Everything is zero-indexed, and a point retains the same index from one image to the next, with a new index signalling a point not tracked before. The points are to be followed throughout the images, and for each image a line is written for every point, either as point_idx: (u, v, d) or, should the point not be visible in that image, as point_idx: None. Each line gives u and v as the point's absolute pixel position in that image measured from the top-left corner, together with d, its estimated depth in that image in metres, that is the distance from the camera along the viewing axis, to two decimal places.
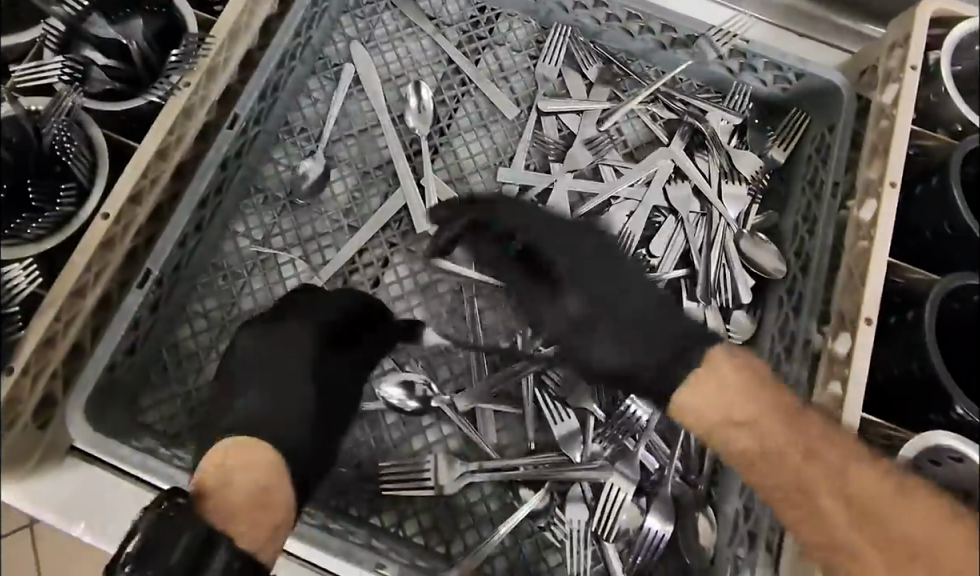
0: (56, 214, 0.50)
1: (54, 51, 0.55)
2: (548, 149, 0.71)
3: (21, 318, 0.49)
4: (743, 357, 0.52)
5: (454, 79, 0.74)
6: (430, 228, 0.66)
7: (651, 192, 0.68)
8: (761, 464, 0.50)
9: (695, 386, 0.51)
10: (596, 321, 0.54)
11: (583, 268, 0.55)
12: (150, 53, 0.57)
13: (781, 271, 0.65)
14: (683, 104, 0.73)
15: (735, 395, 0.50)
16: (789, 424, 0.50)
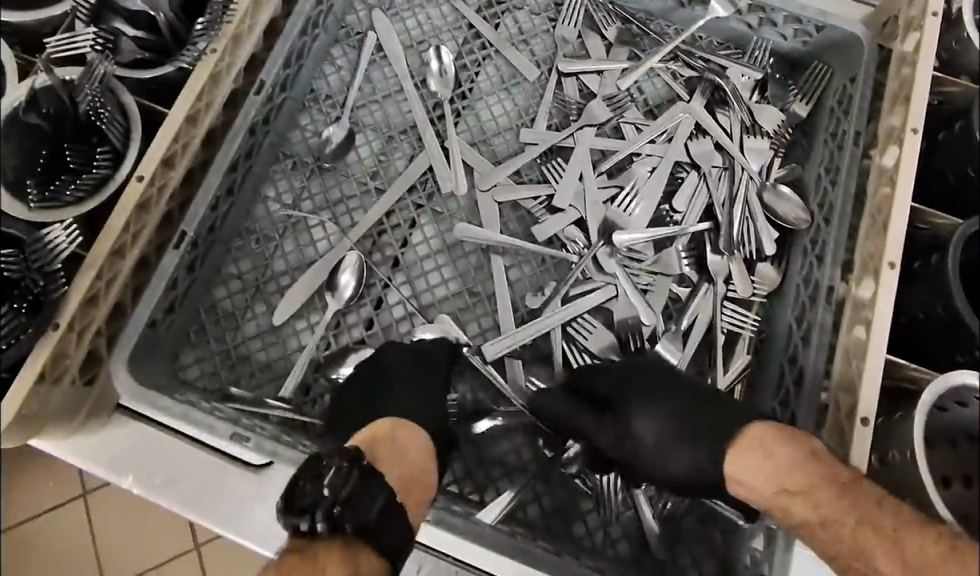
0: (93, 176, 0.52)
1: (85, 21, 0.56)
2: (570, 109, 0.72)
3: (65, 277, 0.51)
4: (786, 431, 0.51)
5: (475, 43, 0.75)
6: (456, 187, 0.67)
7: (673, 148, 0.69)
8: (826, 532, 0.47)
9: (736, 464, 0.52)
10: (653, 428, 0.56)
11: (631, 386, 0.57)
12: (177, 23, 0.58)
13: (805, 221, 0.65)
14: (704, 61, 0.73)
15: (782, 465, 0.50)
16: (839, 491, 0.47)
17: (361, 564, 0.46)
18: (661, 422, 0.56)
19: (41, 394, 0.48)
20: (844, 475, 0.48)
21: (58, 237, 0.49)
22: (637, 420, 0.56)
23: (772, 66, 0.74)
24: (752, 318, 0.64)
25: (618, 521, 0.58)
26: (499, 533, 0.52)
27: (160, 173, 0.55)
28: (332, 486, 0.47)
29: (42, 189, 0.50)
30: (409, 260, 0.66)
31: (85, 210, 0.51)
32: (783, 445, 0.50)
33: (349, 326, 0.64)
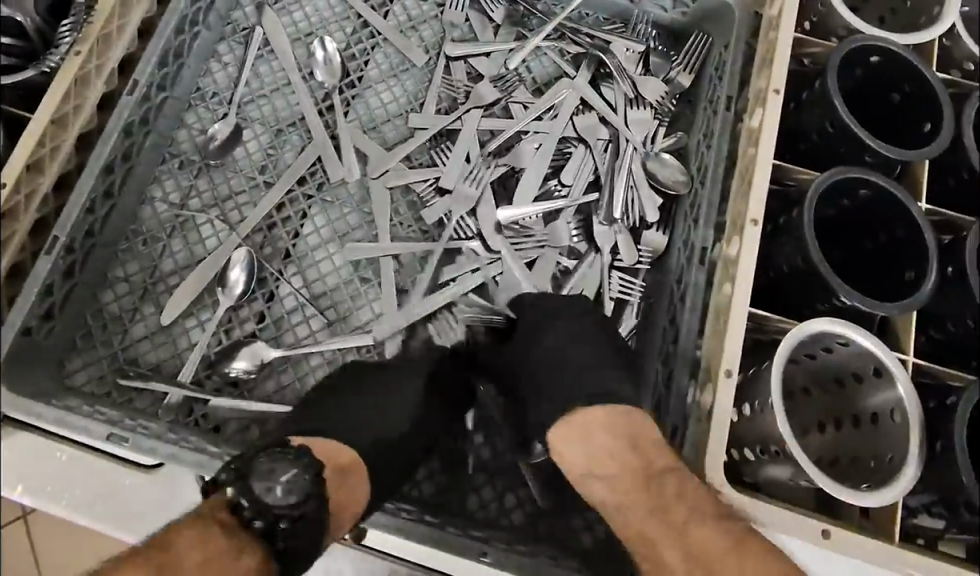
0: None
1: None
2: (457, 92, 0.72)
3: None
4: (592, 417, 0.55)
5: (363, 33, 0.75)
6: (349, 175, 0.67)
7: (559, 123, 0.70)
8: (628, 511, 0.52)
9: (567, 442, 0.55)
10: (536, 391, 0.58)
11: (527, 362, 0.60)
12: (44, 27, 0.58)
13: (684, 186, 0.67)
14: (589, 37, 0.74)
15: (585, 469, 0.54)
16: (645, 487, 0.51)
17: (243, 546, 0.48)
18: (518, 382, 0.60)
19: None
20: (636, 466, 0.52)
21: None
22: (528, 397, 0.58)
23: (657, 38, 0.75)
24: (638, 286, 0.66)
25: (513, 491, 0.60)
26: (381, 511, 0.53)
27: (25, 179, 0.55)
28: (287, 487, 0.49)
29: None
30: (301, 251, 0.66)
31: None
32: (597, 433, 0.54)
33: (241, 321, 0.64)
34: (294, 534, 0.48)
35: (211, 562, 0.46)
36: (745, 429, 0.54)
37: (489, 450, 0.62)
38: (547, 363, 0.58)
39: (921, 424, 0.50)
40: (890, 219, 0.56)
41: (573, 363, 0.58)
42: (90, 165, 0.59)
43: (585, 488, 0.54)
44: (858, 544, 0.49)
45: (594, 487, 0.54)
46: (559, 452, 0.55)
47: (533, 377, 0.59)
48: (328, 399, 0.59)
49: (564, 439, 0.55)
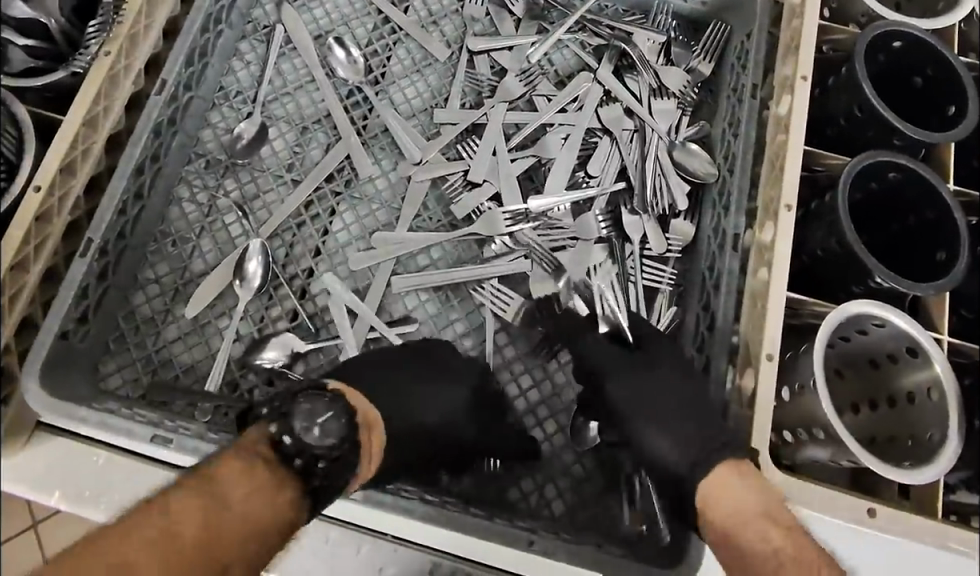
0: None
1: None
2: (482, 86, 0.73)
3: None
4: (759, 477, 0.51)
5: (385, 29, 0.75)
6: (415, 156, 0.68)
7: (585, 115, 0.71)
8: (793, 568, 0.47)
9: (726, 483, 0.51)
10: (669, 441, 0.55)
11: (638, 392, 0.58)
12: (70, 28, 0.58)
13: (713, 174, 0.68)
14: (609, 28, 0.75)
15: (759, 516, 0.49)
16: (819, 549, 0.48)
17: (281, 480, 0.49)
18: (641, 414, 0.57)
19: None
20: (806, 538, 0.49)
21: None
22: (647, 438, 0.56)
23: (676, 28, 0.76)
24: (669, 273, 0.66)
25: (552, 481, 0.60)
26: (428, 500, 0.53)
27: (60, 180, 0.54)
28: (324, 430, 0.49)
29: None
30: (331, 249, 0.67)
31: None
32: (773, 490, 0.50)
33: (273, 319, 0.64)
34: (329, 474, 0.49)
35: (255, 492, 0.48)
36: (783, 413, 0.55)
37: None
38: (639, 401, 0.58)
39: (959, 399, 0.51)
40: (919, 202, 0.57)
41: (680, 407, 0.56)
42: (122, 164, 0.59)
43: (744, 533, 0.49)
44: (897, 516, 0.51)
45: (745, 533, 0.49)
46: (716, 495, 0.50)
47: (648, 412, 0.57)
48: (362, 362, 0.58)
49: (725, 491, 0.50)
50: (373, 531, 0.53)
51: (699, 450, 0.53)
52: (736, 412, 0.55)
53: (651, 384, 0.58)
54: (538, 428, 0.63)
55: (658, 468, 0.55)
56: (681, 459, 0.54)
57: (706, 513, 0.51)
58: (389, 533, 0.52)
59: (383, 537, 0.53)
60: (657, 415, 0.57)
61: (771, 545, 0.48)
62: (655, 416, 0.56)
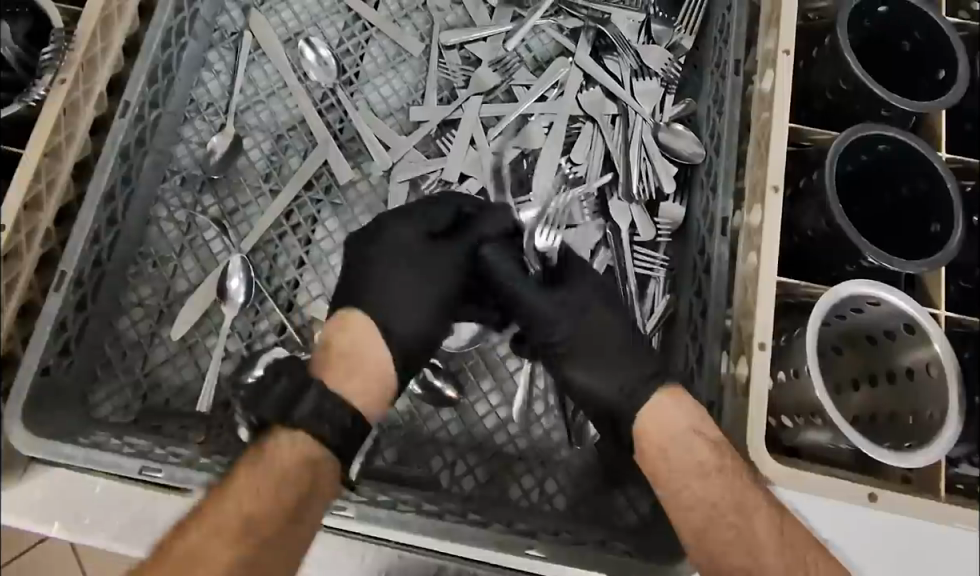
0: None
1: None
2: (454, 78, 0.73)
3: None
4: (687, 401, 0.54)
5: (356, 27, 0.75)
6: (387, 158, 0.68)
7: (565, 103, 0.70)
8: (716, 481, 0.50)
9: (655, 409, 0.54)
10: (590, 377, 0.56)
11: (578, 336, 0.57)
12: (23, 56, 0.57)
13: (700, 155, 0.67)
14: (586, 10, 0.74)
15: (687, 431, 0.52)
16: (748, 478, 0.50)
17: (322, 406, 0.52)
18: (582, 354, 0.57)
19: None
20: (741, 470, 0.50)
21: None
22: (577, 377, 0.56)
23: (654, 5, 0.74)
24: (660, 260, 0.65)
25: (552, 476, 0.59)
26: (426, 512, 0.51)
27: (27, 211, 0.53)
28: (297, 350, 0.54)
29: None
30: (316, 256, 0.66)
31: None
32: (700, 412, 0.53)
33: (261, 334, 0.63)
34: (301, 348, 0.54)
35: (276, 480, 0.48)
36: (782, 396, 0.54)
37: (526, 438, 0.61)
38: (574, 328, 0.57)
39: (959, 374, 0.49)
40: (911, 172, 0.55)
41: (616, 352, 0.56)
42: (90, 194, 0.58)
43: (672, 450, 0.52)
44: (901, 500, 0.49)
45: (671, 451, 0.52)
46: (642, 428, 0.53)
47: (586, 353, 0.57)
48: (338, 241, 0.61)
49: (652, 411, 0.53)
50: (380, 539, 0.51)
51: (628, 381, 0.55)
52: (729, 401, 0.53)
53: (590, 329, 0.57)
54: (536, 426, 0.61)
55: (592, 403, 0.56)
56: (611, 390, 0.55)
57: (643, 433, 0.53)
58: (393, 540, 0.51)
59: (388, 545, 0.51)
60: (583, 347, 0.57)
61: (700, 455, 0.51)
62: (598, 356, 0.56)
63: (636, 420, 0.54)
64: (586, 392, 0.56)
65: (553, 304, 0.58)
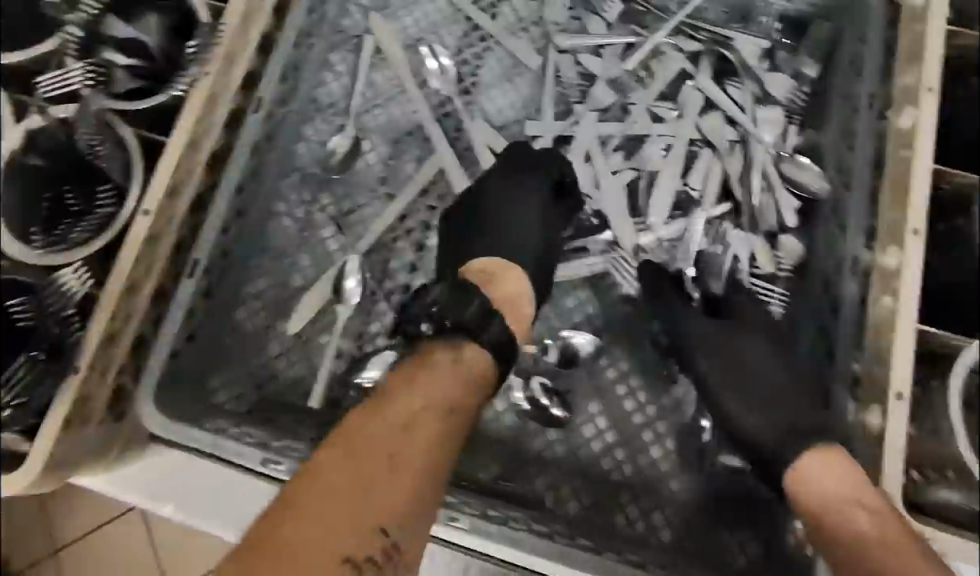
0: (98, 216, 0.52)
1: (74, 56, 0.54)
2: (569, 91, 0.74)
3: (77, 317, 0.50)
4: (846, 461, 0.49)
5: (474, 36, 0.76)
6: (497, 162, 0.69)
7: (685, 126, 0.69)
8: (885, 561, 0.45)
9: (810, 467, 0.50)
10: (753, 413, 0.55)
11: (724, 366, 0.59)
12: (169, 48, 0.58)
13: (826, 190, 0.65)
14: (707, 32, 0.73)
15: (847, 501, 0.47)
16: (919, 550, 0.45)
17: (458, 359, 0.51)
18: (725, 384, 0.58)
19: (69, 440, 0.49)
20: (909, 542, 0.45)
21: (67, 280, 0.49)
22: (738, 414, 0.56)
23: (778, 31, 0.73)
24: (778, 294, 0.65)
25: (659, 508, 0.59)
26: (538, 533, 0.52)
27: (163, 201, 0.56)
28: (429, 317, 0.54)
29: (48, 234, 0.50)
30: (429, 262, 0.67)
31: (91, 250, 0.50)
32: (860, 476, 0.48)
33: (372, 336, 0.64)
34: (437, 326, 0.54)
35: (429, 388, 0.50)
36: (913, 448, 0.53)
37: (631, 466, 0.61)
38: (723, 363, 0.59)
39: None
40: None
41: (771, 392, 0.56)
42: (219, 189, 0.60)
43: (835, 520, 0.48)
44: None
45: (832, 522, 0.48)
46: (797, 487, 0.50)
47: (736, 387, 0.58)
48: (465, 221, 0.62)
49: (804, 472, 0.50)
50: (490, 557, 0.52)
51: (789, 427, 0.53)
52: (862, 448, 0.53)
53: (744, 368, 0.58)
54: (637, 450, 0.62)
55: (747, 445, 0.55)
56: (770, 435, 0.53)
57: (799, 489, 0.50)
58: (501, 558, 0.51)
59: (493, 562, 0.51)
60: (734, 378, 0.58)
61: (862, 528, 0.46)
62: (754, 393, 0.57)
63: (788, 467, 0.51)
64: (741, 423, 0.56)
65: (719, 343, 0.60)
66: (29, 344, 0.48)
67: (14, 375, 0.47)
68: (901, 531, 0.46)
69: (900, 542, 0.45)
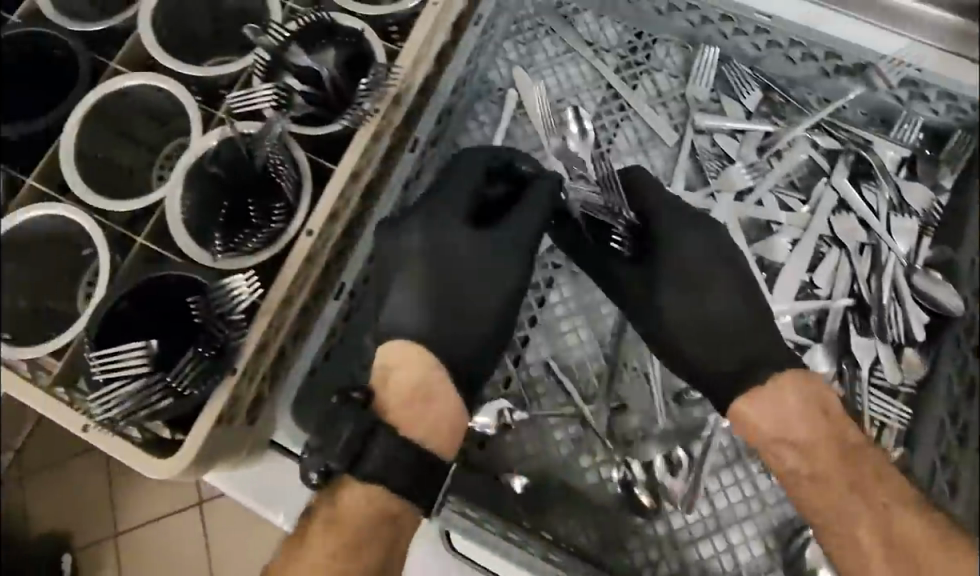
0: (271, 230, 0.58)
1: (261, 77, 0.65)
2: (704, 161, 0.76)
3: (243, 320, 0.53)
4: (795, 390, 0.59)
5: (613, 104, 0.80)
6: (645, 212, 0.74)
7: (816, 221, 0.72)
8: (811, 484, 0.59)
9: (753, 402, 0.60)
10: (697, 355, 0.63)
11: (684, 314, 0.64)
12: (338, 79, 0.64)
13: (961, 310, 0.67)
14: (847, 132, 0.74)
15: (778, 438, 0.59)
16: (846, 466, 0.59)
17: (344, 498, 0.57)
18: (688, 332, 0.64)
19: (217, 434, 0.52)
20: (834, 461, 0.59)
21: (241, 290, 0.53)
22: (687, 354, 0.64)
23: (921, 141, 0.73)
24: (898, 409, 0.67)
25: None
26: None
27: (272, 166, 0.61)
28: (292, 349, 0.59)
29: (227, 241, 0.58)
30: (546, 318, 0.69)
31: (259, 260, 0.56)
32: (794, 402, 0.59)
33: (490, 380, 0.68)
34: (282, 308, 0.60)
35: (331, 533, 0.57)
36: None
37: (730, 557, 0.63)
38: (680, 303, 0.65)
39: None
40: None
41: (713, 333, 0.63)
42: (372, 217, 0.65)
43: (770, 452, 0.60)
44: None
45: (769, 448, 0.60)
46: (740, 418, 0.61)
47: (700, 338, 0.63)
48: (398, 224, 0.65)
49: (747, 405, 0.60)
50: None
51: (733, 365, 0.62)
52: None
53: (705, 304, 0.64)
54: (733, 541, 0.64)
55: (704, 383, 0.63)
56: (719, 379, 0.62)
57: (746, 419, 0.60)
58: None
59: None
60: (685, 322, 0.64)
61: (789, 461, 0.60)
62: (700, 329, 0.64)
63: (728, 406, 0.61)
64: (693, 368, 0.64)
65: (676, 268, 0.65)
66: (198, 341, 0.51)
67: (182, 371, 0.50)
68: (838, 449, 0.59)
69: (839, 460, 0.59)
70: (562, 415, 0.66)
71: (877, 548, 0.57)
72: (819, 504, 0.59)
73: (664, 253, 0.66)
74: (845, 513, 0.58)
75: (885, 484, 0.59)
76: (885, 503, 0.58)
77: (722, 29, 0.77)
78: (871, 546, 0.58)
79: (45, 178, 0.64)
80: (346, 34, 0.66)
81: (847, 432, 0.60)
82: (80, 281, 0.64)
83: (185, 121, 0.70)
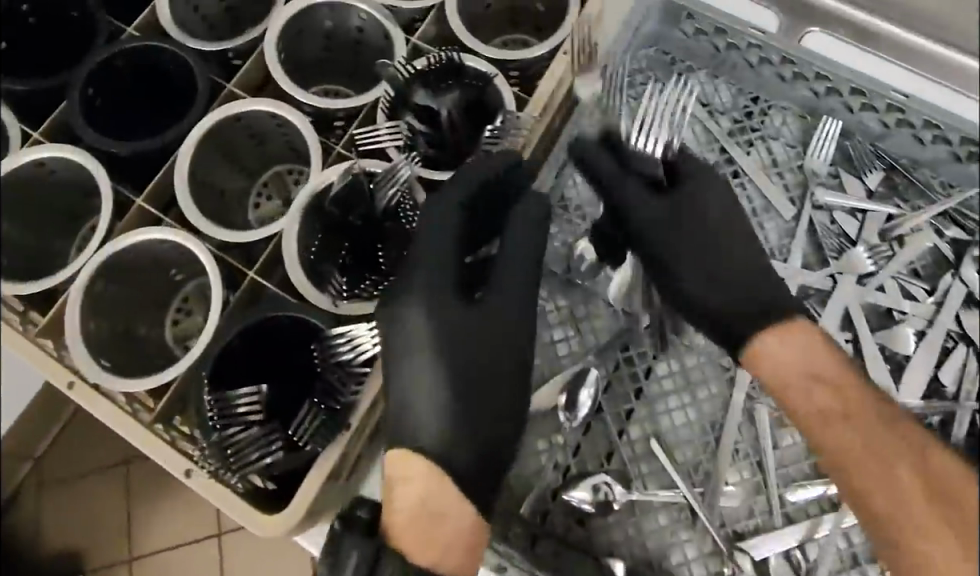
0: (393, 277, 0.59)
1: (385, 113, 0.63)
2: (823, 241, 0.73)
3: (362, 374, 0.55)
4: (796, 339, 0.62)
5: (727, 170, 0.77)
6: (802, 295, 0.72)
7: (942, 315, 0.70)
8: (853, 453, 0.59)
9: (776, 355, 0.62)
10: (705, 287, 0.67)
11: (680, 212, 0.67)
12: (458, 121, 0.62)
13: None
14: (976, 223, 0.72)
15: (804, 376, 0.61)
16: (848, 414, 0.60)
17: None
18: (681, 244, 0.67)
19: (327, 488, 0.51)
20: (864, 413, 0.60)
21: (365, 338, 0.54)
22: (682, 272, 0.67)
23: None
24: None
25: None
26: None
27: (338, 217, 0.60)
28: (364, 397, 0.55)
29: (352, 286, 0.57)
30: (652, 391, 0.66)
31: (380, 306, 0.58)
32: (818, 352, 0.62)
33: (593, 450, 0.64)
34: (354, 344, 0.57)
35: None
36: None
37: None
38: (699, 224, 0.67)
39: None
40: None
41: (724, 239, 0.67)
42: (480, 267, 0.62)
43: (783, 395, 0.62)
44: None
45: (792, 393, 0.61)
46: (753, 362, 0.63)
47: (690, 244, 0.67)
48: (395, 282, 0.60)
49: (764, 352, 0.63)
50: None
51: (769, 363, 0.62)
52: None
53: (709, 204, 0.67)
54: None
55: (697, 301, 0.67)
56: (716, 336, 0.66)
57: (761, 364, 0.63)
58: None
59: None
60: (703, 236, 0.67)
61: (814, 402, 0.61)
62: (704, 246, 0.67)
63: (749, 344, 0.64)
64: (700, 282, 0.67)
65: (697, 219, 0.67)
66: (316, 393, 0.52)
67: (303, 426, 0.50)
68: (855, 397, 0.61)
69: (861, 422, 0.60)
70: (668, 498, 0.63)
71: (918, 514, 0.57)
72: (858, 475, 0.59)
73: (657, 245, 0.68)
74: (885, 480, 0.58)
75: (916, 450, 0.59)
76: (908, 437, 0.59)
77: (847, 104, 0.74)
78: (907, 477, 0.58)
79: (154, 196, 0.62)
80: (474, 76, 0.63)
81: (852, 377, 0.61)
82: (170, 306, 0.65)
83: (280, 146, 0.69)
